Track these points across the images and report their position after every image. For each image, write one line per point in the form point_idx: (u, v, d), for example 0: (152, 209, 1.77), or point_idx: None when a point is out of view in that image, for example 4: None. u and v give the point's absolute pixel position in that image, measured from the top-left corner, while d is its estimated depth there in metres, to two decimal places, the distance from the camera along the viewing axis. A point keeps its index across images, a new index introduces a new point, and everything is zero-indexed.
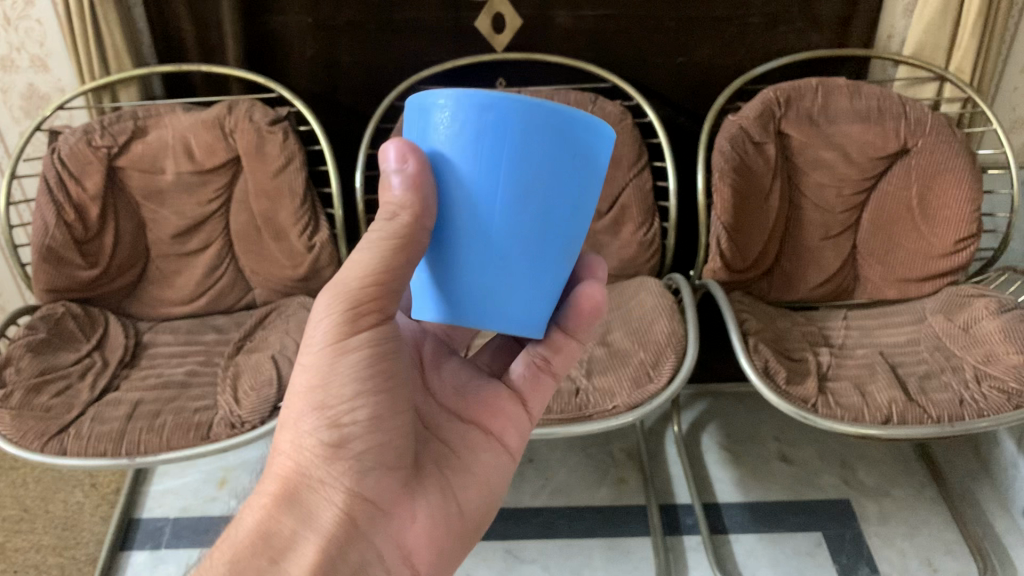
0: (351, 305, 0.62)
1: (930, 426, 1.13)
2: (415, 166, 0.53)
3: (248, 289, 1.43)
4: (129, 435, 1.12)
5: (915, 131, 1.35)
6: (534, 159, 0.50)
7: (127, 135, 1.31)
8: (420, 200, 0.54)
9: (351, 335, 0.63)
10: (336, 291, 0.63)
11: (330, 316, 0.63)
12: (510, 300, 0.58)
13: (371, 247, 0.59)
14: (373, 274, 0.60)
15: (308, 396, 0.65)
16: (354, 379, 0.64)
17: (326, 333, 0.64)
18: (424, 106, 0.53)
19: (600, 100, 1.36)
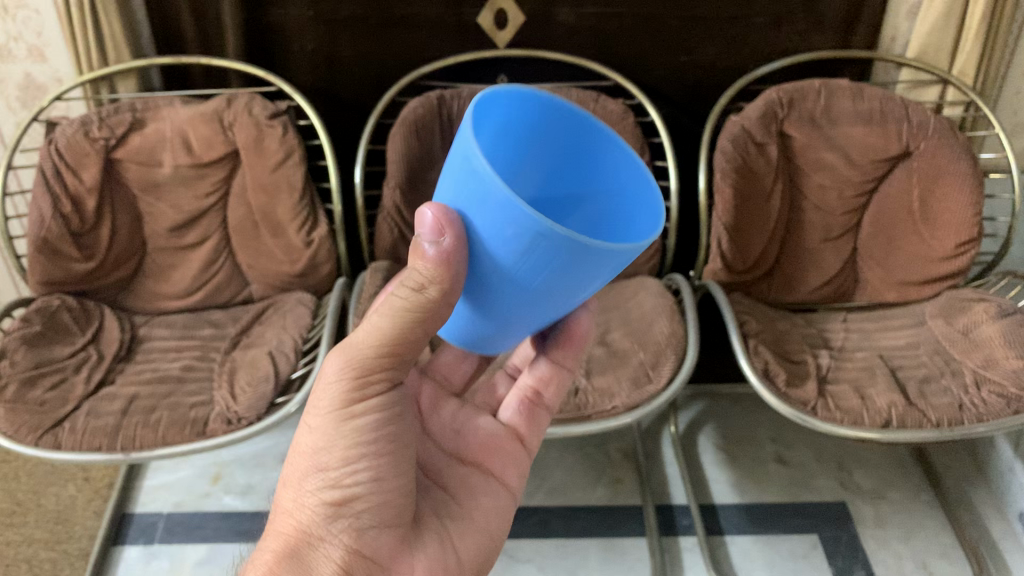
0: (361, 370, 0.64)
1: (929, 431, 1.13)
2: (447, 241, 0.52)
3: (244, 284, 1.42)
4: (124, 429, 1.11)
5: (917, 134, 1.35)
6: (562, 264, 0.49)
7: (125, 127, 1.30)
8: (450, 275, 0.54)
9: (361, 400, 0.65)
10: (346, 354, 0.65)
11: (341, 376, 0.64)
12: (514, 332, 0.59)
13: (390, 312, 0.61)
14: (387, 339, 0.62)
15: (314, 457, 0.65)
16: (363, 443, 0.65)
17: (336, 393, 0.65)
18: (466, 182, 0.50)
19: (603, 98, 1.35)
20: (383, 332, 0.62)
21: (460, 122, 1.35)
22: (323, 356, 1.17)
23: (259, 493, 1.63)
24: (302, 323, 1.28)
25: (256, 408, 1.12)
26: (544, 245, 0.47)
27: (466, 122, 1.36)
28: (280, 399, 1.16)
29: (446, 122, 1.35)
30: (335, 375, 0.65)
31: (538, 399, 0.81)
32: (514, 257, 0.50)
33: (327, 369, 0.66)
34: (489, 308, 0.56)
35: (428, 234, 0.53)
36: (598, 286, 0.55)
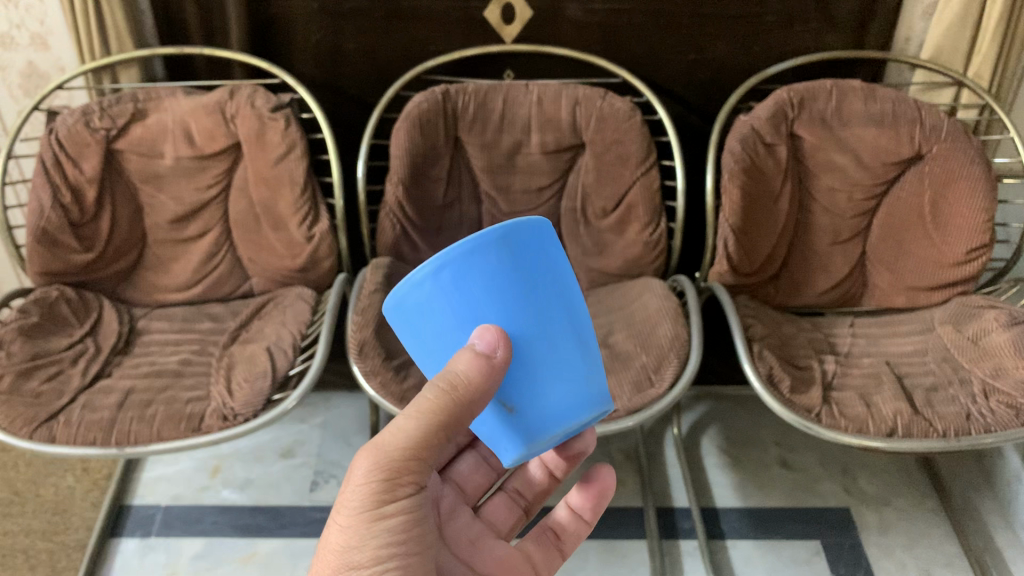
0: (392, 471, 0.65)
1: (936, 441, 1.11)
2: (486, 345, 0.57)
3: (245, 278, 1.40)
4: (119, 424, 1.10)
5: (930, 137, 1.33)
6: (535, 247, 0.57)
7: (126, 118, 1.29)
8: (495, 373, 0.58)
9: (389, 502, 0.66)
10: (375, 455, 0.66)
11: (371, 476, 0.65)
12: (576, 389, 0.62)
13: (425, 415, 0.63)
14: (421, 442, 0.65)
15: (343, 555, 0.66)
16: (391, 538, 0.66)
17: (364, 489, 0.66)
18: (449, 302, 0.56)
19: (610, 95, 1.33)
20: (414, 433, 0.65)
21: (464, 118, 1.33)
22: (320, 357, 1.17)
23: (258, 487, 1.62)
24: (302, 319, 1.26)
25: (252, 405, 1.11)
26: (514, 248, 0.56)
27: (470, 117, 1.33)
28: (277, 395, 1.15)
29: (450, 117, 1.33)
30: (362, 475, 0.66)
31: (558, 533, 0.83)
32: (517, 285, 0.56)
33: (355, 468, 0.67)
34: (544, 377, 0.60)
35: (465, 357, 0.57)
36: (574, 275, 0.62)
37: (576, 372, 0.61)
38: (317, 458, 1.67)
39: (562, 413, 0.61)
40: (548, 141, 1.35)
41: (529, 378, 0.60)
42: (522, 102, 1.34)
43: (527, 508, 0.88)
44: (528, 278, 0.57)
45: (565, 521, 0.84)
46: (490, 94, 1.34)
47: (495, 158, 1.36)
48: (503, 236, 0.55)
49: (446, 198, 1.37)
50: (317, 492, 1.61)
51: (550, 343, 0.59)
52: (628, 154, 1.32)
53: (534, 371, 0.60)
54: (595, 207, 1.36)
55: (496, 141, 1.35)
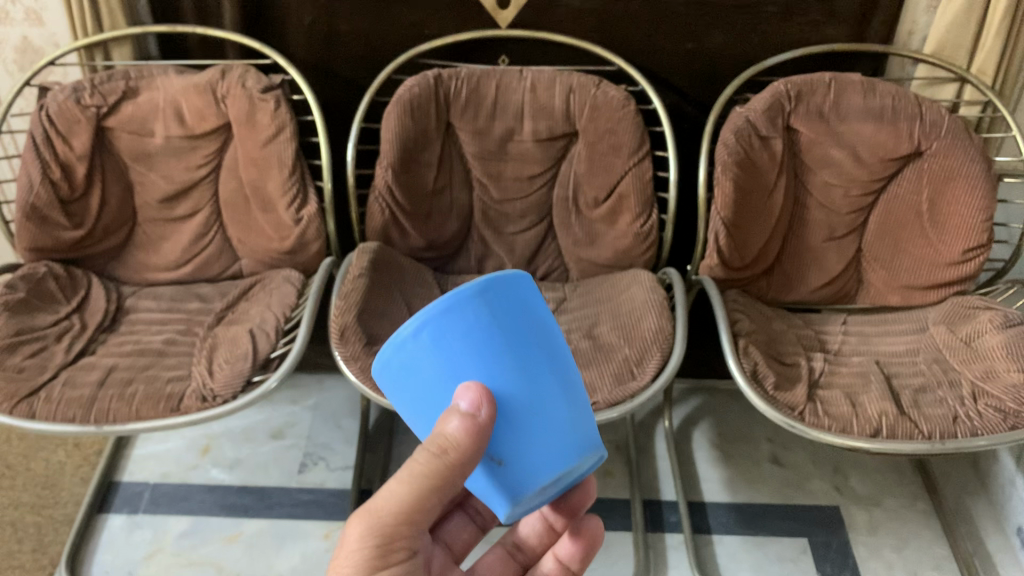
0: (388, 536, 0.64)
1: (921, 442, 1.10)
2: (471, 406, 0.55)
3: (234, 259, 1.40)
4: (99, 402, 1.11)
5: (929, 133, 1.31)
6: (513, 302, 0.56)
7: (118, 96, 1.29)
8: (482, 435, 0.56)
9: (384, 567, 0.65)
10: (368, 521, 0.64)
11: (366, 543, 0.64)
12: (567, 442, 0.60)
13: (418, 480, 0.62)
14: (415, 506, 0.63)
15: None
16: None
17: (360, 557, 0.64)
18: (432, 361, 0.55)
19: (604, 83, 1.31)
20: (407, 498, 0.63)
21: (457, 103, 1.32)
22: (302, 339, 1.16)
23: (247, 468, 1.62)
24: (286, 302, 1.26)
25: (231, 386, 1.12)
26: (492, 302, 0.55)
27: (462, 103, 1.32)
28: (257, 377, 1.15)
29: (442, 102, 1.32)
30: (355, 543, 0.64)
31: None
32: (499, 342, 0.55)
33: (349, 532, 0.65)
34: (534, 433, 0.58)
35: (451, 417, 0.55)
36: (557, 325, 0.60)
37: (564, 428, 0.60)
38: (307, 440, 1.67)
39: (551, 470, 0.60)
40: (540, 129, 1.34)
41: (514, 434, 0.58)
42: (516, 88, 1.32)
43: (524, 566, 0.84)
44: (509, 332, 0.56)
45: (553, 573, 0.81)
46: (483, 80, 1.32)
47: (486, 145, 1.35)
48: (482, 291, 0.54)
49: (437, 184, 1.36)
50: (305, 474, 1.61)
51: (535, 398, 0.58)
52: (620, 144, 1.30)
53: (518, 426, 0.58)
54: (586, 197, 1.35)
55: (488, 127, 1.34)
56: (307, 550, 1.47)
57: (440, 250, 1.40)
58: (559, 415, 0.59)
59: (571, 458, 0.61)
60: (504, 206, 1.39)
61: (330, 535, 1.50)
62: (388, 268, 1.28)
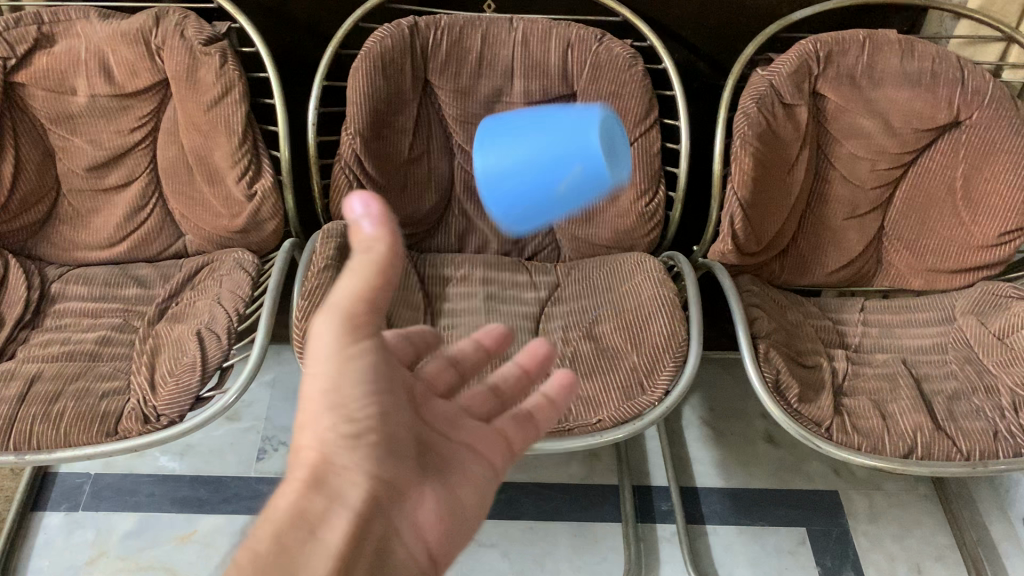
0: (358, 326, 0.56)
1: (961, 465, 0.98)
2: (367, 220, 0.53)
3: (178, 235, 1.21)
4: (19, 423, 0.93)
5: (970, 102, 1.15)
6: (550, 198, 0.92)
7: (28, 44, 1.08)
8: (397, 248, 0.54)
9: (354, 344, 0.57)
10: (335, 320, 0.56)
11: (335, 333, 0.56)
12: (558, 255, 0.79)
13: (364, 280, 0.54)
14: (368, 302, 0.55)
15: (320, 404, 0.57)
16: (363, 385, 0.58)
17: (332, 341, 0.56)
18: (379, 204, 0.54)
19: (607, 38, 1.13)
20: (356, 291, 0.54)
21: (436, 59, 1.13)
22: (260, 341, 0.98)
23: (199, 455, 1.46)
24: (240, 294, 1.08)
25: (177, 406, 0.95)
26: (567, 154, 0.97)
27: (442, 58, 1.13)
28: (208, 392, 0.98)
29: (418, 57, 1.13)
30: (335, 347, 0.56)
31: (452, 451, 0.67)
32: None
33: (317, 342, 0.57)
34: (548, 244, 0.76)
35: (351, 219, 0.53)
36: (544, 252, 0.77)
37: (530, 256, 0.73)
38: (265, 423, 1.52)
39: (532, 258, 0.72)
40: (532, 90, 1.16)
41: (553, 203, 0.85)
42: (505, 41, 1.13)
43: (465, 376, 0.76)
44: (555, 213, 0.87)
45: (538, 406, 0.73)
46: (466, 31, 1.13)
47: (470, 107, 1.17)
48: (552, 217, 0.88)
49: (413, 152, 1.18)
50: (264, 462, 1.45)
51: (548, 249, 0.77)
52: (626, 110, 1.13)
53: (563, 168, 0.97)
54: None
55: (472, 87, 1.15)
56: None
57: (416, 226, 1.24)
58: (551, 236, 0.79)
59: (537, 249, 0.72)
60: None
61: None
62: None
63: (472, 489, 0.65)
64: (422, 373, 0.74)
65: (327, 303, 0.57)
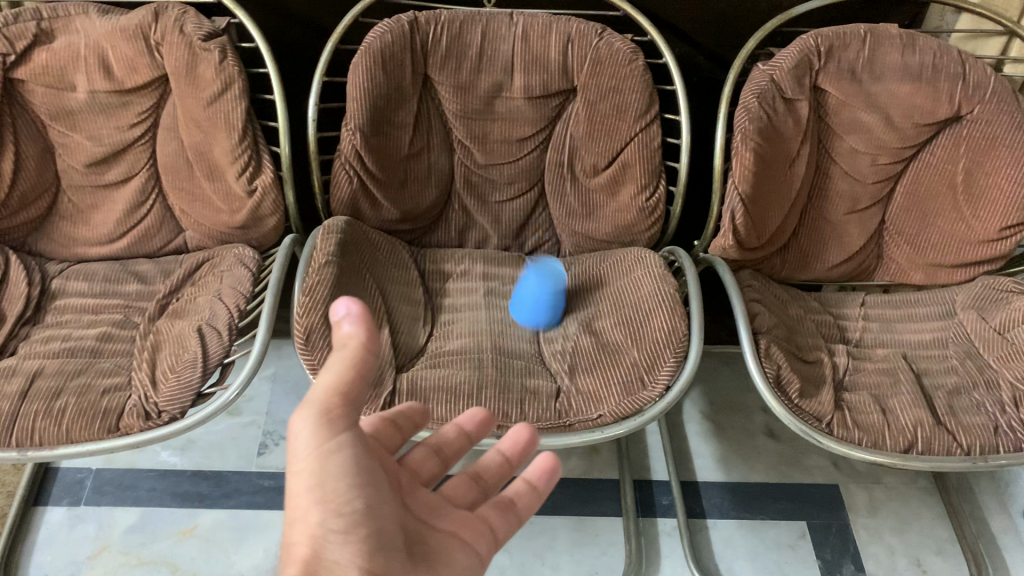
0: (334, 420, 0.54)
1: (961, 460, 0.98)
2: (350, 322, 0.54)
3: (178, 231, 1.21)
4: (21, 420, 0.93)
5: (971, 96, 1.15)
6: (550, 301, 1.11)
7: (28, 40, 1.08)
8: (372, 345, 0.54)
9: (337, 434, 0.54)
10: (317, 413, 0.53)
11: (313, 429, 0.53)
12: (534, 290, 1.11)
13: (346, 372, 0.54)
14: (351, 393, 0.54)
15: (306, 497, 0.53)
16: (347, 479, 0.54)
17: (311, 436, 0.53)
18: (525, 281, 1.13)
19: (608, 33, 1.13)
20: (340, 382, 0.54)
21: (436, 54, 1.13)
22: (261, 337, 0.98)
23: (200, 449, 1.46)
24: (241, 290, 1.08)
25: (179, 402, 0.95)
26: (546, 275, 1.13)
27: (442, 53, 1.13)
28: (209, 388, 0.98)
29: (418, 53, 1.12)
30: (313, 441, 0.53)
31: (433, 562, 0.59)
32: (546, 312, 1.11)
33: (294, 441, 0.54)
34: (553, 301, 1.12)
35: (335, 321, 0.54)
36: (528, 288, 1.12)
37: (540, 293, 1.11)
38: (266, 417, 1.52)
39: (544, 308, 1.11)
40: (532, 85, 1.16)
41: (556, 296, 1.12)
42: (505, 36, 1.13)
43: (447, 464, 0.72)
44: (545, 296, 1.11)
45: (521, 493, 0.68)
46: (466, 26, 1.13)
47: (470, 102, 1.16)
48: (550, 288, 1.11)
49: (413, 147, 1.18)
50: (265, 457, 1.45)
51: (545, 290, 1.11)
52: (626, 105, 1.13)
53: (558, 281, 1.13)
54: (584, 163, 1.19)
55: (472, 82, 1.15)
56: (270, 545, 1.32)
57: (416, 221, 1.24)
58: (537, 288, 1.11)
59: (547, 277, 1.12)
60: (489, 172, 1.23)
61: None
62: (359, 249, 1.11)
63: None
64: (405, 461, 0.70)
65: (308, 396, 0.54)
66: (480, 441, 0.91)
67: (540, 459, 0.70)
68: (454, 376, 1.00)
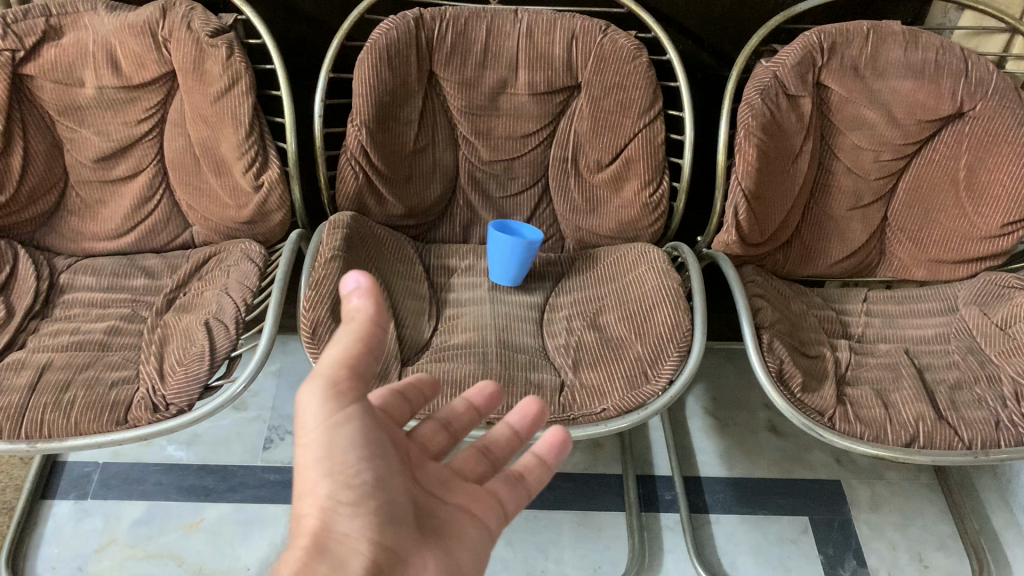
0: (342, 392, 0.54)
1: (963, 454, 0.99)
2: (359, 294, 0.54)
3: (185, 226, 1.22)
4: (30, 412, 0.94)
5: (974, 93, 1.15)
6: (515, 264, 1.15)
7: (37, 36, 1.08)
8: (379, 318, 0.55)
9: (345, 406, 0.54)
10: (324, 385, 0.54)
11: (321, 402, 0.54)
12: (502, 269, 1.17)
13: (353, 345, 0.54)
14: (358, 365, 0.55)
15: (315, 469, 0.54)
16: (355, 450, 0.54)
17: (319, 409, 0.54)
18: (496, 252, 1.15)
19: (612, 29, 1.13)
20: (347, 354, 0.54)
21: (441, 50, 1.14)
22: (268, 331, 0.98)
23: (206, 443, 1.47)
24: (248, 285, 1.09)
25: (186, 395, 0.96)
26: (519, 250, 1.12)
27: (448, 50, 1.14)
28: (217, 381, 0.99)
29: (423, 49, 1.13)
30: (322, 413, 0.54)
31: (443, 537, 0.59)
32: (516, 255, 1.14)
33: (303, 413, 0.54)
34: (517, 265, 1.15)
35: (345, 294, 0.55)
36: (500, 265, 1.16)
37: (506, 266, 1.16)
38: (272, 412, 1.53)
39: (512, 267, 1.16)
40: (537, 82, 1.16)
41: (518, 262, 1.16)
42: (510, 33, 1.14)
43: (456, 438, 0.73)
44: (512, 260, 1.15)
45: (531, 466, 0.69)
46: (471, 22, 1.13)
47: (475, 98, 1.17)
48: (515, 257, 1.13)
49: (418, 143, 1.18)
50: (270, 451, 1.46)
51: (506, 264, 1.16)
52: (630, 101, 1.13)
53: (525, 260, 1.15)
54: (588, 159, 1.20)
55: (477, 78, 1.16)
56: (276, 538, 1.32)
57: (421, 217, 1.25)
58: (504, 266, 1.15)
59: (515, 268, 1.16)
60: (493, 168, 1.23)
61: None
62: (365, 243, 1.11)
63: (471, 552, 0.60)
64: (415, 434, 0.70)
65: (316, 369, 0.55)
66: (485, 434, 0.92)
67: (550, 434, 0.72)
68: (459, 370, 1.01)
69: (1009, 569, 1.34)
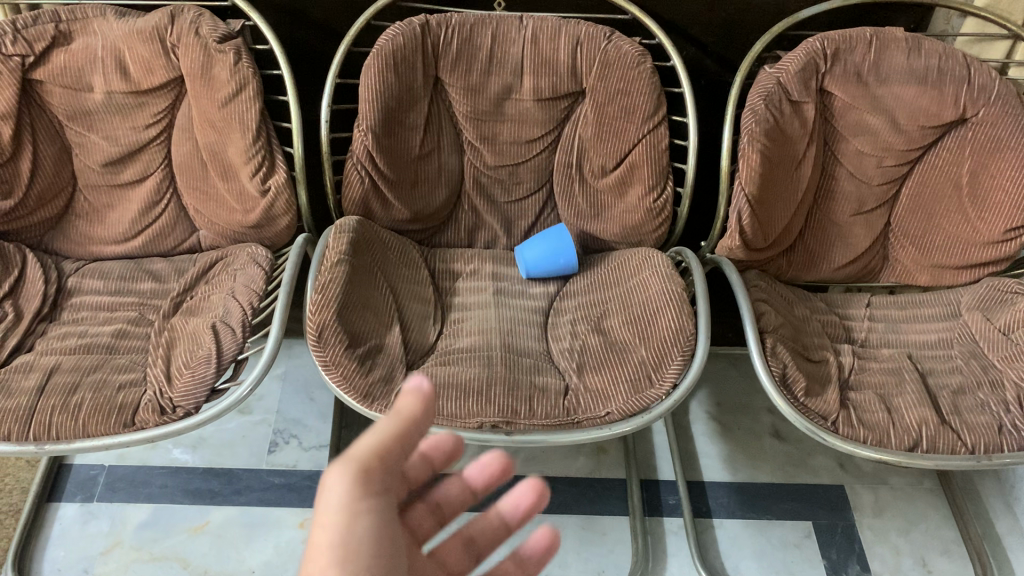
0: (372, 482, 0.52)
1: (965, 458, 0.99)
2: (418, 394, 0.54)
3: (192, 230, 1.23)
4: (38, 414, 0.95)
5: (977, 99, 1.16)
6: (549, 263, 1.20)
7: (46, 42, 1.10)
8: (424, 420, 0.55)
9: (369, 499, 0.52)
10: (356, 470, 0.52)
11: (351, 487, 0.51)
12: (536, 258, 1.20)
13: (395, 436, 0.53)
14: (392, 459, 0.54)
15: (330, 556, 0.50)
16: (370, 547, 0.52)
17: (345, 494, 0.51)
18: (546, 242, 1.20)
19: (617, 36, 1.14)
20: (386, 442, 0.53)
21: (447, 57, 1.15)
22: (274, 334, 0.99)
23: (211, 446, 1.47)
24: (254, 288, 1.10)
25: (193, 397, 0.96)
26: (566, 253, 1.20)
27: (453, 56, 1.15)
28: (223, 384, 1.00)
29: (429, 55, 1.14)
30: (348, 498, 0.51)
31: None
32: (555, 258, 1.20)
33: (325, 495, 0.51)
34: (546, 265, 1.21)
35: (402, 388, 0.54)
36: (537, 254, 1.20)
37: (543, 260, 1.20)
38: (277, 415, 1.53)
39: (541, 265, 1.20)
40: (541, 87, 1.17)
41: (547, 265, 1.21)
42: (515, 39, 1.14)
43: (444, 523, 0.68)
44: (551, 259, 1.20)
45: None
46: (477, 29, 1.14)
47: (480, 104, 1.18)
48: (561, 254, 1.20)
49: (423, 148, 1.19)
50: (275, 454, 1.46)
51: (544, 258, 1.20)
52: (634, 107, 1.14)
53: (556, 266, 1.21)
54: (593, 164, 1.20)
55: (483, 84, 1.17)
56: (281, 541, 1.33)
57: (426, 221, 1.25)
58: (543, 258, 1.20)
59: (545, 266, 1.21)
60: (498, 173, 1.24)
61: (307, 524, 1.36)
62: (370, 247, 1.12)
63: None
64: (404, 518, 0.65)
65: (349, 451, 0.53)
66: (488, 437, 0.93)
67: (541, 535, 0.66)
68: (464, 374, 1.01)
69: (1010, 568, 1.35)
